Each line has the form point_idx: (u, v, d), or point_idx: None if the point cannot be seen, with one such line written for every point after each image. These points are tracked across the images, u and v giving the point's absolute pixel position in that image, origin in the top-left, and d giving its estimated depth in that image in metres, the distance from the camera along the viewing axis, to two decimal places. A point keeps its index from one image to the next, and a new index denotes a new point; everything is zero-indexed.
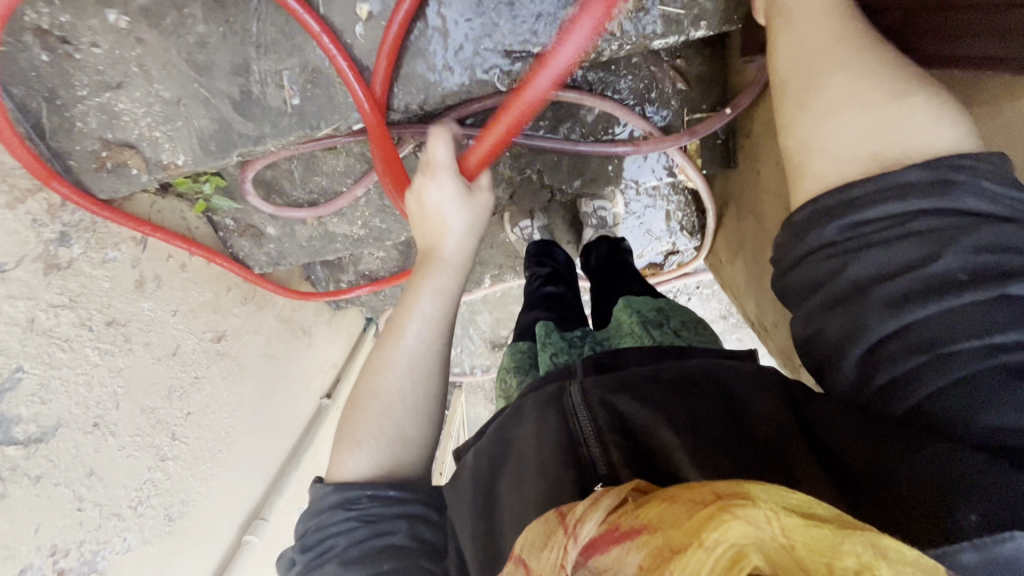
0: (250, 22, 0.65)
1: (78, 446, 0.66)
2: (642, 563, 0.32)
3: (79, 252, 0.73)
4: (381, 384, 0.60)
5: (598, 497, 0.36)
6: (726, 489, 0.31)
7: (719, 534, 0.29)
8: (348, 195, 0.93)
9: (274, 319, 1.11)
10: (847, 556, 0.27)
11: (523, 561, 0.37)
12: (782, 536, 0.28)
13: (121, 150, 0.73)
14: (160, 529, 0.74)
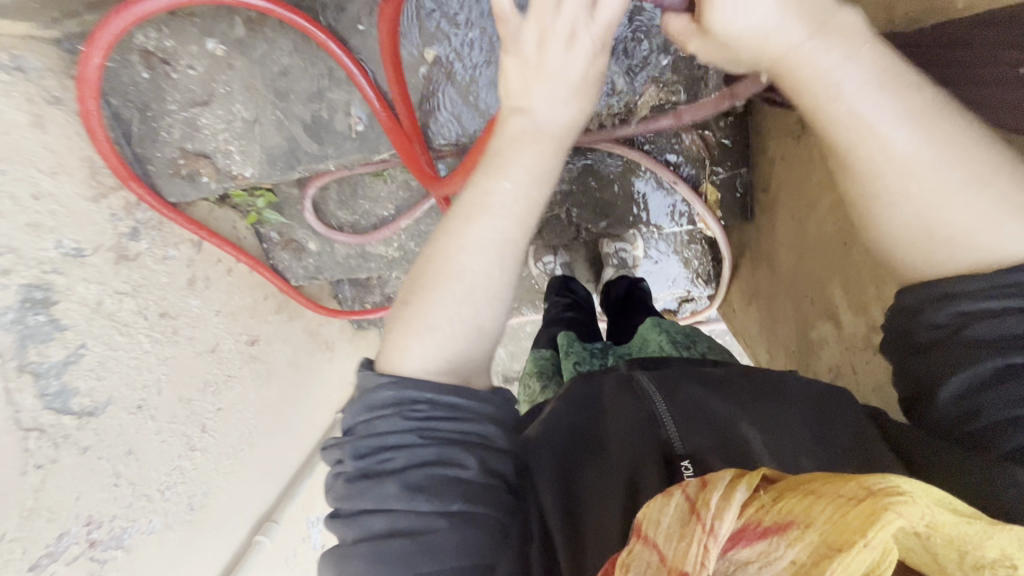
0: (330, 58, 0.74)
1: (122, 424, 0.70)
2: (793, 555, 0.37)
3: (145, 247, 0.80)
4: (462, 257, 0.57)
5: (732, 484, 0.40)
6: (876, 486, 0.36)
7: (883, 534, 0.34)
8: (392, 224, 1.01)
9: (302, 332, 1.17)
10: (993, 551, 0.34)
11: (656, 546, 0.40)
12: (926, 526, 0.35)
13: (196, 160, 0.81)
14: (182, 517, 0.77)
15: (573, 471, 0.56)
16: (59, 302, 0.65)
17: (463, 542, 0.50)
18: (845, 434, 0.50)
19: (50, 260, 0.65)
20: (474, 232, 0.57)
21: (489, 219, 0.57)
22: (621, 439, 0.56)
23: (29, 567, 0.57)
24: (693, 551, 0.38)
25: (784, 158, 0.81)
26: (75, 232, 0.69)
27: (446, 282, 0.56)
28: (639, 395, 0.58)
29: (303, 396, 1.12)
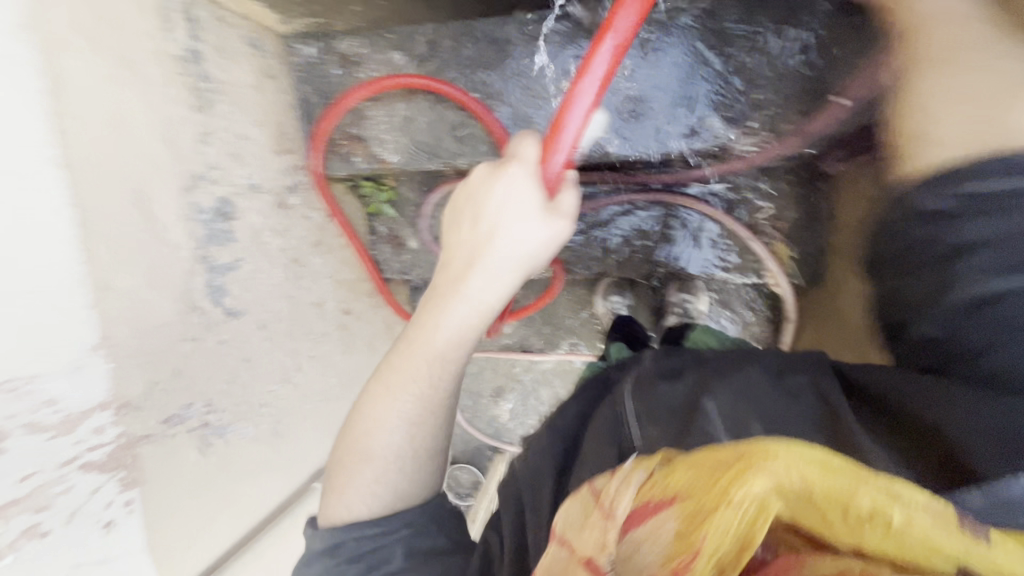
0: (484, 76, 0.91)
1: (247, 335, 0.80)
2: (676, 526, 0.40)
3: (296, 201, 0.96)
4: (371, 448, 0.67)
5: (631, 475, 0.47)
6: (750, 451, 0.40)
7: (750, 490, 0.37)
8: None
9: (381, 321, 1.27)
10: (863, 496, 0.36)
11: (566, 539, 0.45)
12: (801, 480, 0.37)
13: (355, 142, 0.98)
14: (266, 436, 0.84)
15: (583, 456, 0.60)
16: (236, 219, 0.79)
17: None
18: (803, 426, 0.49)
19: (239, 186, 0.81)
20: (418, 362, 0.66)
21: (393, 415, 0.66)
22: (601, 442, 0.60)
23: (162, 420, 0.65)
24: (596, 535, 0.44)
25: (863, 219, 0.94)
26: (257, 172, 0.86)
27: (363, 468, 0.67)
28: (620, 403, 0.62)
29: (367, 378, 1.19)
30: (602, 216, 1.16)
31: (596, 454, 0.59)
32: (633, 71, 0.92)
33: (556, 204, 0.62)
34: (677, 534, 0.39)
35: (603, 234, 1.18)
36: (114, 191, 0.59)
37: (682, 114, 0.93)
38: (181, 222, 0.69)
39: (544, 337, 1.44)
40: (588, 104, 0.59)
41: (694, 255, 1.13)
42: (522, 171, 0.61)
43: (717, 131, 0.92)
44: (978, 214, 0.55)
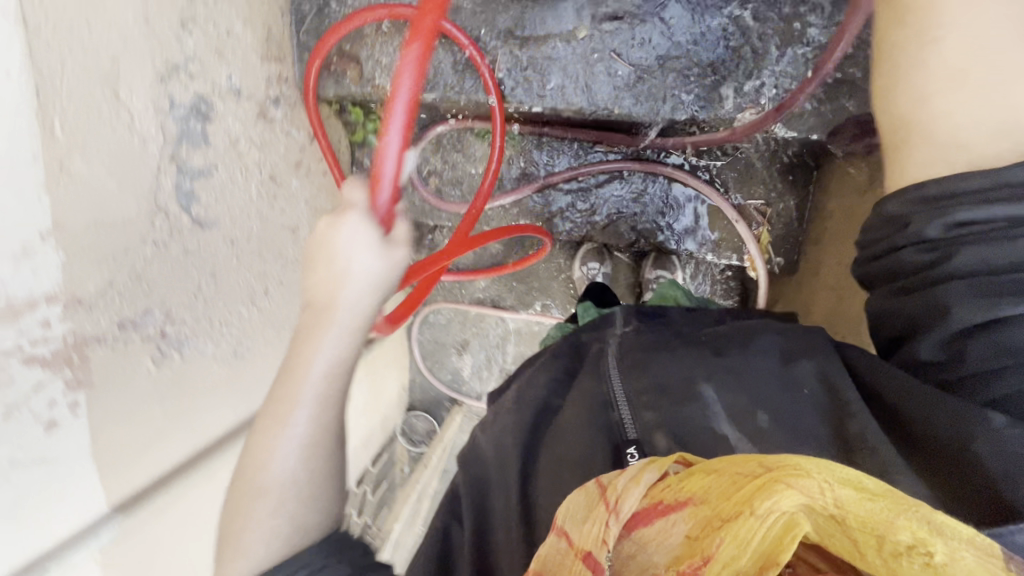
0: None
1: (216, 249, 0.76)
2: (687, 532, 0.38)
3: (280, 115, 0.89)
4: (266, 481, 0.55)
5: (643, 470, 0.41)
6: (777, 465, 0.36)
7: (784, 502, 0.33)
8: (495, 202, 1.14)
9: None
10: (902, 530, 0.31)
11: (562, 532, 0.39)
12: (834, 504, 0.33)
13: (348, 61, 0.92)
14: (226, 357, 0.80)
15: (562, 431, 0.62)
16: (213, 122, 0.73)
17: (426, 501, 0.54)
18: (801, 409, 0.53)
19: (220, 86, 0.74)
20: (296, 418, 0.55)
21: (307, 414, 0.56)
22: (579, 418, 0.62)
23: (117, 323, 0.61)
24: (597, 528, 0.38)
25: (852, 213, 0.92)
26: (240, 75, 0.79)
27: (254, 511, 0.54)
28: (603, 374, 0.64)
29: None
30: (594, 179, 1.13)
31: (577, 430, 0.61)
32: (648, 25, 0.87)
33: (388, 236, 0.56)
34: (687, 539, 0.38)
35: (591, 199, 1.15)
36: (77, 63, 0.53)
37: (694, 79, 0.89)
38: (153, 113, 0.63)
39: (518, 295, 1.43)
40: (397, 141, 0.55)
41: (680, 235, 1.13)
42: (354, 217, 0.55)
43: (725, 102, 0.89)
44: (939, 202, 0.50)
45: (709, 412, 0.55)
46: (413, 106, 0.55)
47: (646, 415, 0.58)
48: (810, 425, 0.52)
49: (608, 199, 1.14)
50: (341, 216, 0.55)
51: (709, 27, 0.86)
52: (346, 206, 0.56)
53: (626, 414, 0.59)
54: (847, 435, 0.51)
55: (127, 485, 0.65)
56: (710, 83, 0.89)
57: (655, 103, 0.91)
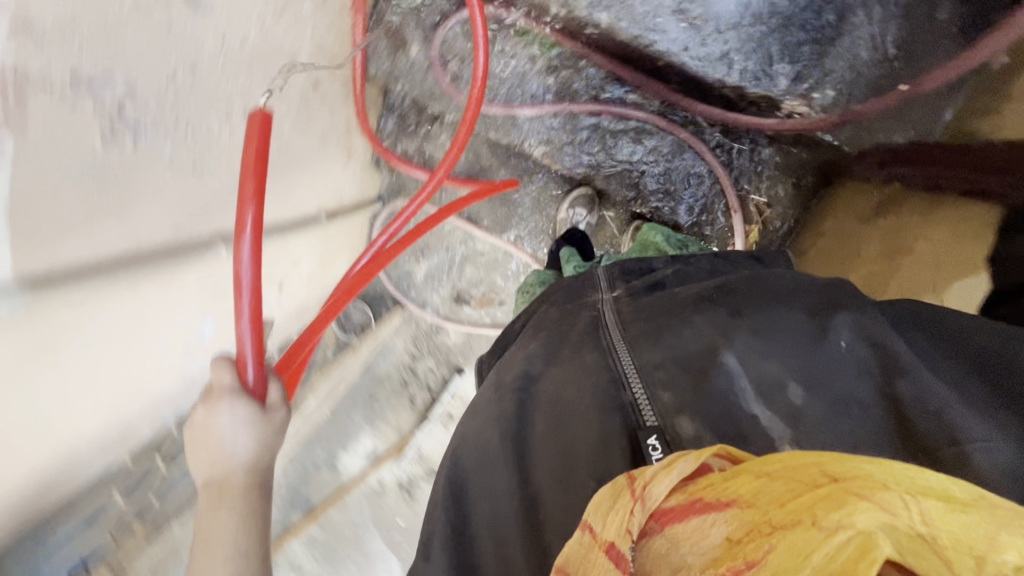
0: None
1: (198, 37, 0.66)
2: (726, 535, 0.33)
3: None
4: (222, 555, 0.51)
5: (680, 463, 0.36)
6: (842, 473, 0.31)
7: (860, 519, 0.27)
8: (510, 110, 1.07)
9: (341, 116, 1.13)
10: (1009, 550, 0.26)
11: (588, 528, 0.38)
12: (920, 522, 0.27)
13: None
14: (186, 168, 0.71)
15: (565, 410, 0.58)
16: None
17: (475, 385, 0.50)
18: (839, 370, 0.51)
19: None
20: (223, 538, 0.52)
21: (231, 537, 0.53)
22: (582, 396, 0.58)
23: (67, 72, 0.52)
24: (625, 521, 0.35)
25: (839, 237, 0.90)
26: None
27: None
28: (608, 347, 0.60)
29: (305, 166, 1.06)
30: (619, 122, 1.06)
31: (581, 413, 0.57)
32: None
33: (266, 401, 0.58)
34: (726, 543, 0.33)
35: (607, 141, 1.09)
36: None
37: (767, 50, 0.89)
38: None
39: (497, 217, 1.38)
40: (249, 286, 0.55)
41: (678, 209, 1.11)
42: (229, 403, 0.56)
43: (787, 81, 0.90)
44: None
45: (734, 389, 0.52)
46: (248, 252, 0.55)
47: (662, 397, 0.55)
48: (851, 391, 0.50)
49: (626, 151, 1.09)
50: (206, 407, 0.57)
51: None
52: (218, 390, 0.56)
53: (641, 395, 0.55)
54: (896, 396, 0.49)
55: (48, 262, 0.58)
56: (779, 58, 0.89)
57: (720, 54, 0.90)
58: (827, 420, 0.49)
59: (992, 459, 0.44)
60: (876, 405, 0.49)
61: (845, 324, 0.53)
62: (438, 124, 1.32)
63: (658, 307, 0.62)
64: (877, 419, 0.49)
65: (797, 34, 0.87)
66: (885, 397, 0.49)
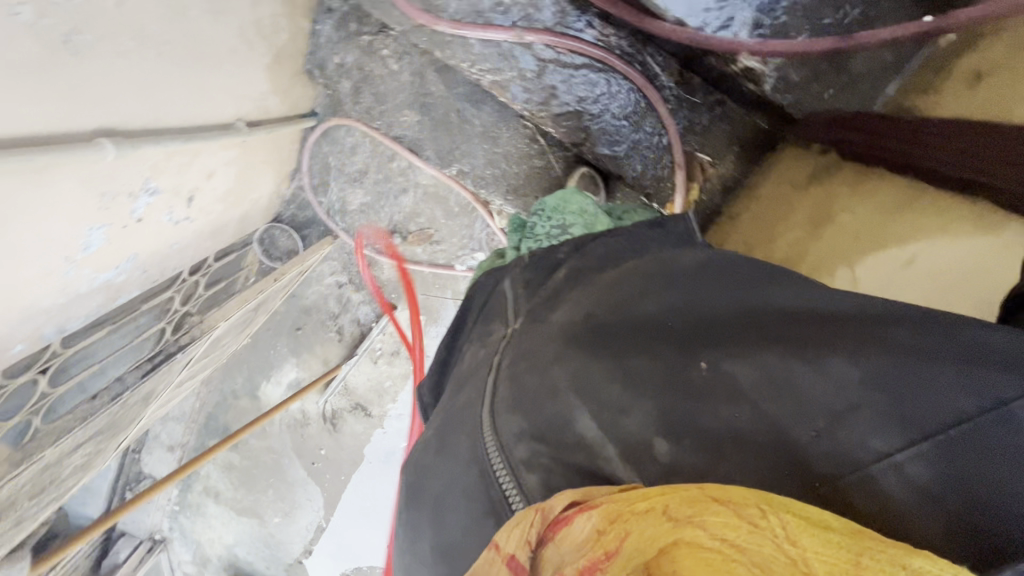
0: None
1: None
2: (595, 527, 0.35)
3: None
4: None
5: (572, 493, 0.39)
6: (720, 494, 0.35)
7: (715, 522, 0.34)
8: (457, 28, 0.99)
9: (264, 12, 1.00)
10: (870, 570, 0.31)
11: (495, 543, 0.38)
12: (785, 540, 0.33)
13: None
14: (53, 43, 0.61)
15: (446, 498, 0.52)
16: None
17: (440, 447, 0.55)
18: (706, 402, 0.44)
19: None
20: None
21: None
22: (456, 489, 0.51)
23: None
24: (523, 534, 0.37)
25: (776, 201, 0.90)
26: None
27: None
28: (475, 430, 0.52)
29: (220, 68, 0.93)
30: (569, 58, 1.00)
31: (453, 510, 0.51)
32: None
33: None
34: (595, 534, 0.35)
35: (556, 78, 1.03)
36: None
37: None
38: None
39: (439, 149, 1.29)
40: None
41: (625, 151, 1.08)
42: None
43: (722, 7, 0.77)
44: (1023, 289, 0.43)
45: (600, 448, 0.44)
46: None
47: (527, 481, 0.46)
48: (721, 423, 0.42)
49: (574, 87, 1.04)
50: None
51: None
52: None
53: (507, 486, 0.47)
54: (784, 431, 0.41)
55: None
56: None
57: None
58: (701, 472, 0.41)
59: (914, 472, 0.37)
60: (755, 432, 0.42)
61: (685, 362, 0.46)
62: (379, 36, 1.20)
63: (539, 345, 0.54)
64: (766, 455, 0.41)
65: None
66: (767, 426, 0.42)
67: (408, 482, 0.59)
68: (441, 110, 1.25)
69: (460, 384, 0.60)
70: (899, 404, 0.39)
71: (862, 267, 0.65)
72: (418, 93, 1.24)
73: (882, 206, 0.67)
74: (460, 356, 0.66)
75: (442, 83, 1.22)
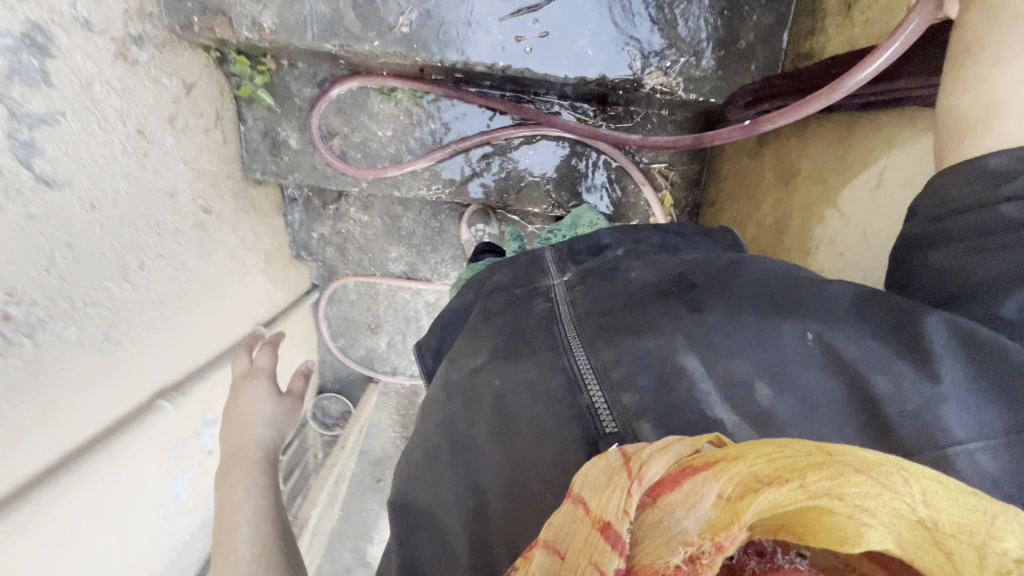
0: None
1: (71, 215, 0.63)
2: (721, 492, 0.27)
3: (144, 59, 0.76)
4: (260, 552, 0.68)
5: (668, 447, 0.32)
6: (834, 449, 0.27)
7: (853, 491, 0.25)
8: (403, 166, 1.08)
9: (246, 229, 1.11)
10: (1006, 536, 0.24)
11: (581, 501, 0.31)
12: (921, 508, 0.25)
13: (213, 17, 0.82)
14: (96, 344, 0.68)
15: (516, 411, 0.50)
16: (54, 59, 0.60)
17: (509, 351, 0.55)
18: (812, 371, 0.42)
19: (61, 14, 0.61)
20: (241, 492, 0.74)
21: (246, 503, 0.72)
22: (531, 401, 0.50)
23: None
24: (615, 500, 0.29)
25: (739, 176, 0.96)
26: (89, 4, 0.65)
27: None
28: (560, 346, 0.52)
29: (225, 294, 1.03)
30: (506, 143, 1.09)
31: (525, 424, 0.48)
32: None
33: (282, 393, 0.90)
34: (720, 502, 0.26)
35: (503, 164, 1.12)
36: None
37: (592, 38, 0.85)
38: None
39: (433, 266, 1.37)
40: None
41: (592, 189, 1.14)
42: None
43: (618, 59, 0.86)
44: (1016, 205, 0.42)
45: (697, 393, 0.45)
46: None
47: (624, 399, 0.46)
48: (813, 388, 0.42)
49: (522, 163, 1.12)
50: None
51: None
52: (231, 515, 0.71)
53: (598, 399, 0.47)
54: (872, 398, 0.40)
55: None
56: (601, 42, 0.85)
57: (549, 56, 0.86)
58: (796, 424, 0.41)
59: (983, 461, 0.35)
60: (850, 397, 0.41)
61: (792, 323, 0.45)
62: (343, 200, 1.32)
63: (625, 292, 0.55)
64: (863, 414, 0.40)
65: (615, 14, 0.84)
66: (856, 389, 0.41)
67: (455, 400, 0.55)
68: (418, 232, 1.35)
69: (516, 319, 0.58)
70: (981, 408, 0.37)
71: (845, 200, 0.67)
72: (394, 229, 1.35)
73: (841, 136, 0.70)
74: (489, 296, 0.65)
75: (410, 211, 1.33)
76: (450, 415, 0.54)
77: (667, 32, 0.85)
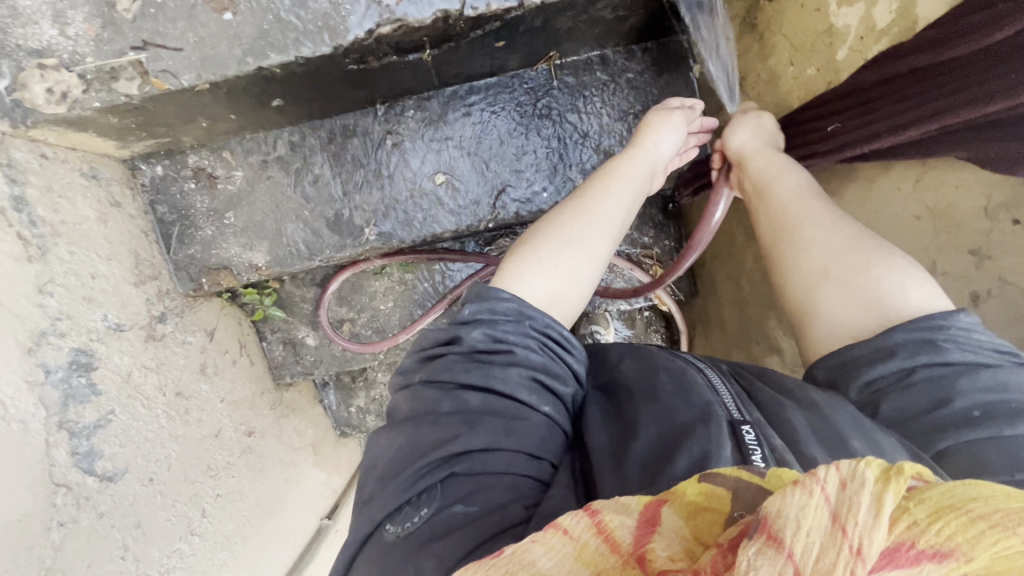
0: (346, 163, 0.92)
1: (134, 495, 0.70)
2: None
3: (169, 329, 0.87)
4: (602, 210, 0.72)
5: (879, 495, 0.26)
6: None
7: None
8: (415, 325, 1.15)
9: (291, 431, 1.17)
10: None
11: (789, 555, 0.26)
12: None
13: (218, 273, 0.94)
14: None
15: (663, 399, 0.54)
16: (98, 368, 0.70)
17: (646, 370, 0.60)
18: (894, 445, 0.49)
19: (97, 329, 0.72)
20: (608, 211, 0.72)
21: (625, 190, 0.74)
22: (681, 379, 0.56)
23: None
24: None
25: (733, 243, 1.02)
26: (118, 312, 0.77)
27: (526, 271, 0.66)
28: (698, 366, 0.60)
29: (285, 501, 1.08)
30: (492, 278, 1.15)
31: (654, 412, 0.52)
32: (463, 158, 0.93)
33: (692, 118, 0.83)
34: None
35: None
36: None
37: (536, 174, 0.94)
38: (28, 392, 0.59)
39: None
40: None
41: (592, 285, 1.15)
42: None
43: (563, 184, 0.95)
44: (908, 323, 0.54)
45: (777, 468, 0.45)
46: None
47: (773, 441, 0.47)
48: None
49: None
50: None
51: (524, 134, 0.93)
52: (525, 262, 0.66)
53: (731, 404, 0.52)
54: None
55: None
56: (543, 175, 0.94)
57: (502, 202, 0.94)
58: None
59: None
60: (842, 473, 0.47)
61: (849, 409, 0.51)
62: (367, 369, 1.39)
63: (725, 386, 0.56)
64: None
65: (548, 150, 0.94)
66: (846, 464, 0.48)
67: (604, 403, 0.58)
68: None
69: (642, 368, 0.60)
70: None
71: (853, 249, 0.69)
72: None
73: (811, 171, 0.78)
74: (607, 349, 0.67)
75: None
76: (607, 403, 0.59)
77: (599, 151, 0.94)
